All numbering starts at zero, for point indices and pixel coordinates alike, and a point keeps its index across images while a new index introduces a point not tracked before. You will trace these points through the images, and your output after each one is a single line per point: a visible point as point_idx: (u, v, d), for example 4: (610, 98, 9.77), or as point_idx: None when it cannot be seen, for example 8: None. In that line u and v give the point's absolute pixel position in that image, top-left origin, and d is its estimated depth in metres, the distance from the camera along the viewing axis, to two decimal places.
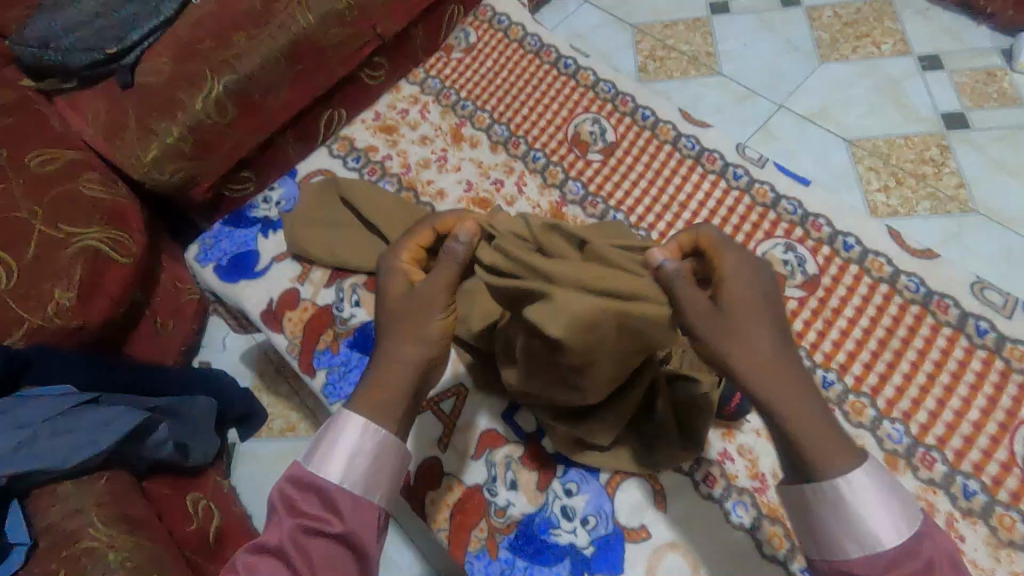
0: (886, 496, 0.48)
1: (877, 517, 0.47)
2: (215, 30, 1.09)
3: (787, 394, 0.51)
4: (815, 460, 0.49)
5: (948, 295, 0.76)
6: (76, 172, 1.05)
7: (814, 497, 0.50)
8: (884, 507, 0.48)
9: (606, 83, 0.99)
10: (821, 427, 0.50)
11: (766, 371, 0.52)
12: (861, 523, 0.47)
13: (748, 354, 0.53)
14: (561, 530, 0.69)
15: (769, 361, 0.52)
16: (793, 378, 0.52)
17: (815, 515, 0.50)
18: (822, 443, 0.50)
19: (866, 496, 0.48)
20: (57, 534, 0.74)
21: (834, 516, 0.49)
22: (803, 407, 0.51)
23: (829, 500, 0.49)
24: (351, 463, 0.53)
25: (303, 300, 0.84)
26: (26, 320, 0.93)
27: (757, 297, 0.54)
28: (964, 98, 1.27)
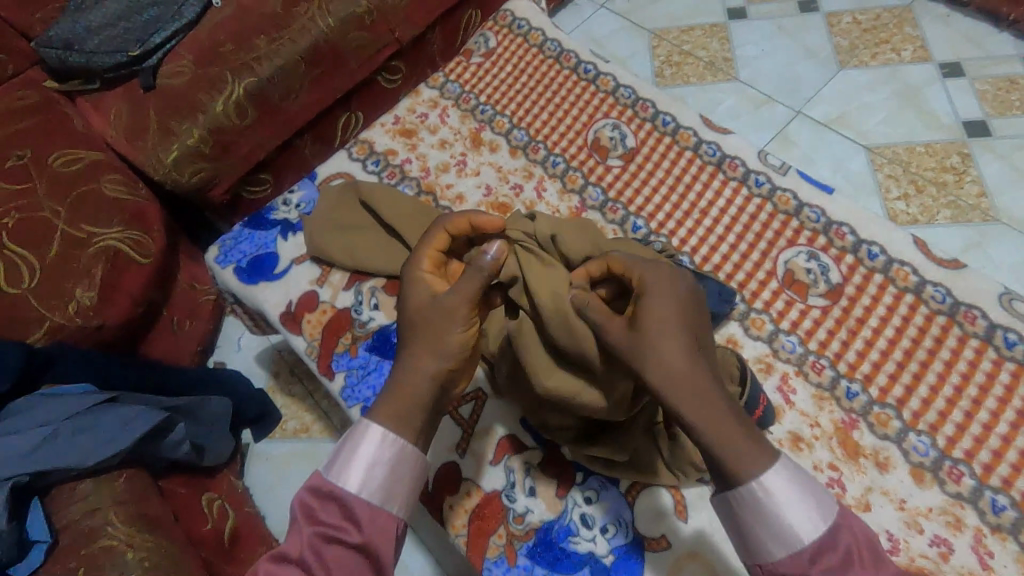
0: (800, 489, 0.50)
1: (794, 514, 0.50)
2: (235, 33, 1.10)
3: (705, 401, 0.53)
4: (732, 463, 0.51)
5: (975, 306, 0.75)
6: (99, 172, 1.06)
7: (733, 501, 0.52)
8: (798, 501, 0.50)
9: (627, 89, 0.99)
10: (734, 432, 0.52)
11: (671, 384, 0.54)
12: (780, 523, 0.50)
13: (660, 363, 0.55)
14: (580, 538, 0.68)
15: (682, 371, 0.54)
16: (699, 383, 0.54)
17: (736, 521, 0.52)
18: (739, 449, 0.51)
19: (783, 493, 0.50)
20: (76, 532, 0.75)
21: (754, 519, 0.51)
22: (718, 415, 0.52)
23: (748, 504, 0.51)
24: (369, 472, 0.54)
25: (322, 303, 0.84)
26: (47, 318, 0.94)
27: (670, 312, 0.56)
28: (985, 105, 1.25)
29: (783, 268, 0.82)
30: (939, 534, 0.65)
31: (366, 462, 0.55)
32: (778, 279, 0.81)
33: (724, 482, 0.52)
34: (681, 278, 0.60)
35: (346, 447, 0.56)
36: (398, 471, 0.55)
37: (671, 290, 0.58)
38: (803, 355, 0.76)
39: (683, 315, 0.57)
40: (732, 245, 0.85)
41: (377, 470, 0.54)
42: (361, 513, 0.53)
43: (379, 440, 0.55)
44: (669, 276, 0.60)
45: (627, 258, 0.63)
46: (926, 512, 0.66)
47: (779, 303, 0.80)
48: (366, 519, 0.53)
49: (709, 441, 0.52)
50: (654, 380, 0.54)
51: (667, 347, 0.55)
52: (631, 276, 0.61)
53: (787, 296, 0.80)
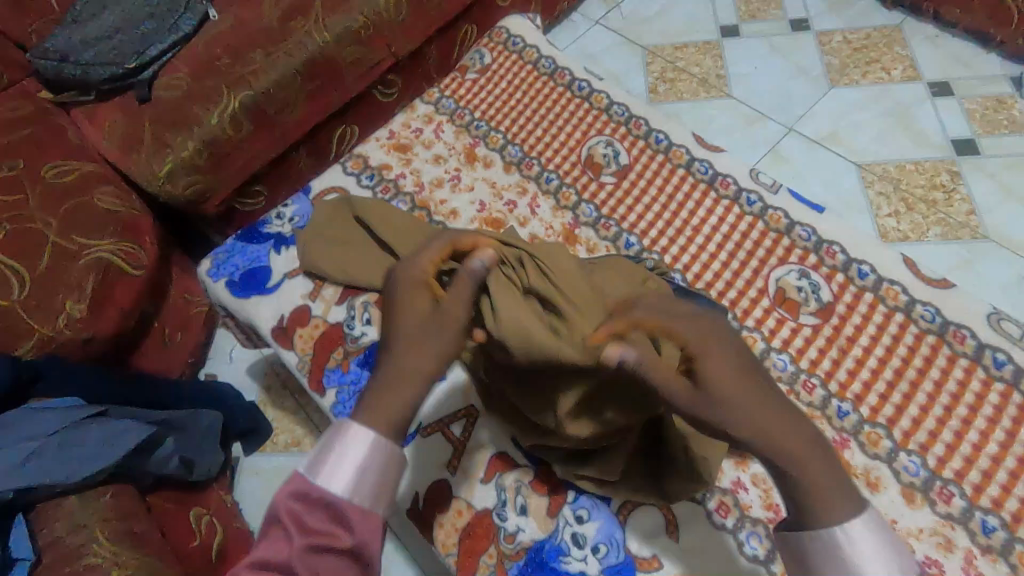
0: (882, 542, 0.48)
1: (876, 568, 0.47)
2: (231, 47, 1.11)
3: (791, 444, 0.50)
4: (823, 515, 0.49)
5: (965, 326, 0.75)
6: (92, 184, 1.06)
7: (808, 542, 0.49)
8: (877, 550, 0.47)
9: (620, 106, 1.00)
10: (828, 482, 0.50)
11: (766, 440, 0.50)
12: (855, 569, 0.47)
13: (752, 417, 0.51)
14: (571, 558, 0.68)
15: (772, 423, 0.51)
16: (792, 435, 0.51)
17: (808, 560, 0.49)
18: (826, 495, 0.49)
19: (862, 541, 0.47)
20: (60, 550, 0.73)
21: (831, 565, 0.48)
22: (809, 458, 0.50)
23: (827, 549, 0.48)
24: (357, 474, 0.51)
25: (314, 318, 0.84)
26: (36, 331, 0.93)
27: (730, 361, 0.53)
28: (973, 124, 1.27)
29: (775, 286, 0.82)
30: (931, 555, 0.65)
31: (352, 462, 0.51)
32: (769, 297, 0.82)
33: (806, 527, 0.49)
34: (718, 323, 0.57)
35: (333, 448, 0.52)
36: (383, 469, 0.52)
37: (716, 338, 0.55)
38: (794, 373, 0.76)
39: (745, 363, 0.54)
40: (724, 263, 0.86)
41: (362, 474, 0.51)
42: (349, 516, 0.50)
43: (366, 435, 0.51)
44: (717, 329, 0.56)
45: (660, 314, 0.57)
46: (918, 532, 0.66)
47: (771, 321, 0.80)
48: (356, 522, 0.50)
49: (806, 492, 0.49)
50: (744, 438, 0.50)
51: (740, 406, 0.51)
52: (671, 327, 0.56)
53: (779, 314, 0.80)
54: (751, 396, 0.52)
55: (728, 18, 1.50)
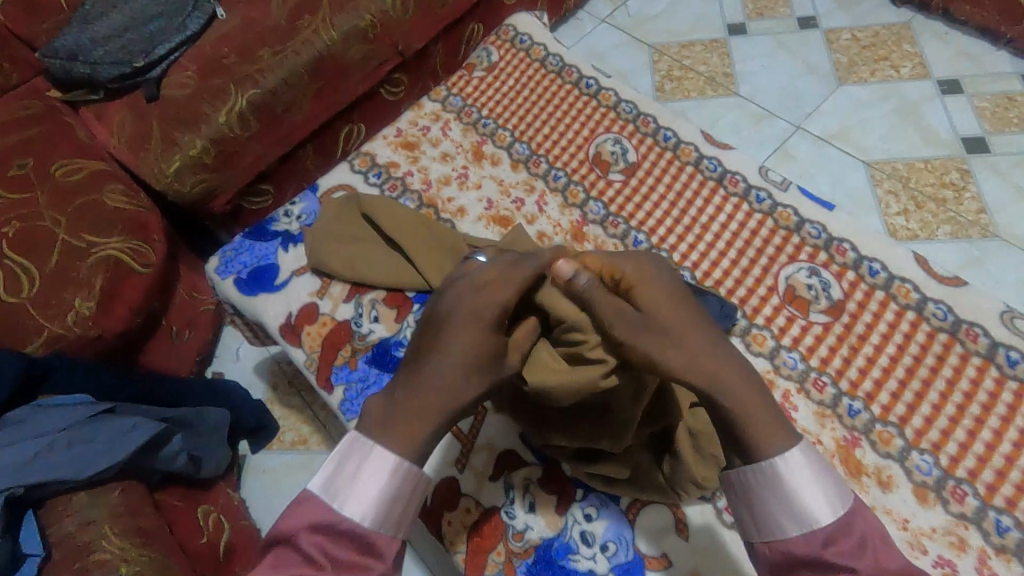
0: (817, 472, 0.51)
1: (809, 494, 0.50)
2: (239, 46, 1.11)
3: (726, 376, 0.53)
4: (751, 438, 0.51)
5: (977, 324, 0.74)
6: (101, 182, 1.07)
7: (751, 477, 0.52)
8: (815, 482, 0.50)
9: (628, 104, 0.99)
10: (762, 413, 0.52)
11: (710, 376, 0.53)
12: (797, 500, 0.50)
13: (678, 354, 0.53)
14: (580, 556, 0.68)
15: (700, 352, 0.54)
16: (729, 372, 0.53)
17: (750, 493, 0.52)
18: (760, 427, 0.51)
19: (801, 471, 0.50)
20: (70, 545, 0.73)
21: (771, 493, 0.51)
22: (738, 385, 0.53)
23: (766, 478, 0.51)
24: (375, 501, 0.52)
25: (322, 315, 0.84)
26: (46, 327, 0.94)
27: (664, 296, 0.56)
28: (984, 122, 1.26)
29: (785, 284, 0.82)
30: (943, 555, 0.64)
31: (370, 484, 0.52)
32: (779, 295, 0.81)
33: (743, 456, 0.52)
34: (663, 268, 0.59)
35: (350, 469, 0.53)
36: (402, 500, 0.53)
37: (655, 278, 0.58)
38: (805, 372, 0.76)
39: (678, 298, 0.57)
40: (733, 261, 0.85)
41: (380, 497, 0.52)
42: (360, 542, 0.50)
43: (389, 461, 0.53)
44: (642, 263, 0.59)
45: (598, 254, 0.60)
46: (930, 532, 0.66)
47: (781, 319, 0.79)
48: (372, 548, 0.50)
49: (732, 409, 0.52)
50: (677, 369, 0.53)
51: (691, 345, 0.54)
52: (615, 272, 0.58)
53: (789, 312, 0.80)
54: (689, 334, 0.54)
55: (735, 16, 1.50)
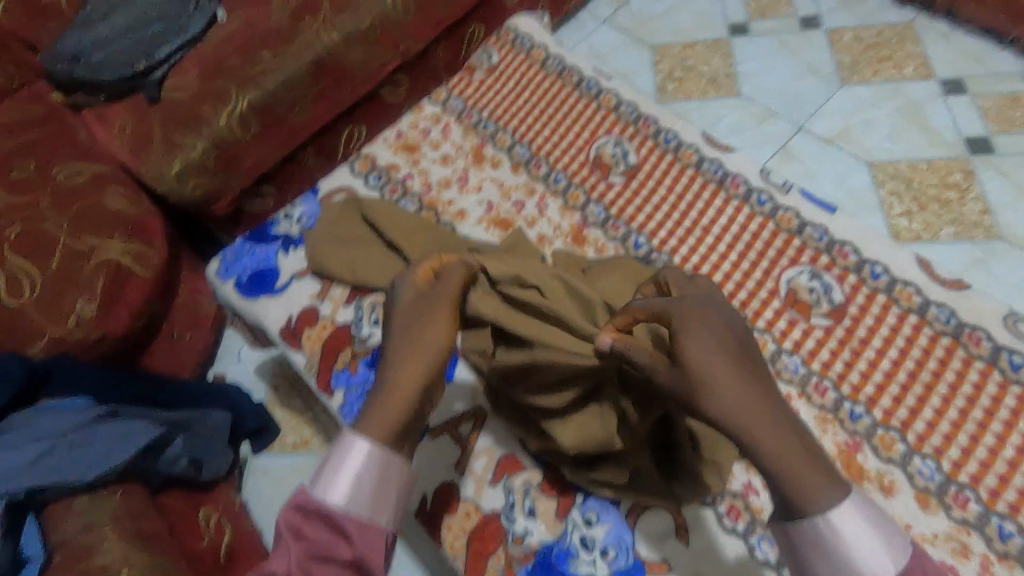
0: (874, 527, 0.45)
1: (863, 553, 0.44)
2: (240, 48, 1.11)
3: (760, 427, 0.46)
4: (795, 491, 0.45)
5: (980, 328, 0.74)
6: (103, 185, 1.07)
7: (800, 538, 0.45)
8: (872, 538, 0.44)
9: (629, 106, 0.99)
10: (806, 470, 0.45)
11: (746, 422, 0.46)
12: (854, 560, 0.44)
13: (734, 378, 0.47)
14: (580, 560, 0.68)
15: (746, 393, 0.46)
16: (767, 418, 0.46)
17: (802, 554, 0.46)
18: (805, 478, 0.45)
19: (856, 530, 0.44)
20: (70, 549, 0.74)
21: (825, 554, 0.44)
22: (776, 438, 0.45)
23: (820, 538, 0.45)
24: (355, 486, 0.51)
25: (322, 318, 0.84)
26: (47, 330, 0.94)
27: (706, 332, 0.48)
28: (987, 122, 1.25)
29: (786, 287, 0.81)
30: (946, 560, 0.64)
31: (350, 473, 0.51)
32: (780, 298, 0.81)
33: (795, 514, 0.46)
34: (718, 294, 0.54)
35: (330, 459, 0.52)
36: (385, 482, 0.52)
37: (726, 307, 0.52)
38: (806, 376, 0.76)
39: (728, 330, 0.49)
40: (734, 263, 0.85)
41: (362, 484, 0.51)
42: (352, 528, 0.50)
43: (364, 443, 0.52)
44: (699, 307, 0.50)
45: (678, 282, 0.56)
46: (932, 537, 0.65)
47: (782, 322, 0.79)
48: (355, 534, 0.50)
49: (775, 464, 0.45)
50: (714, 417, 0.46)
51: (721, 384, 0.46)
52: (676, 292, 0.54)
53: (790, 315, 0.79)
54: (724, 376, 0.47)
55: (737, 16, 1.49)
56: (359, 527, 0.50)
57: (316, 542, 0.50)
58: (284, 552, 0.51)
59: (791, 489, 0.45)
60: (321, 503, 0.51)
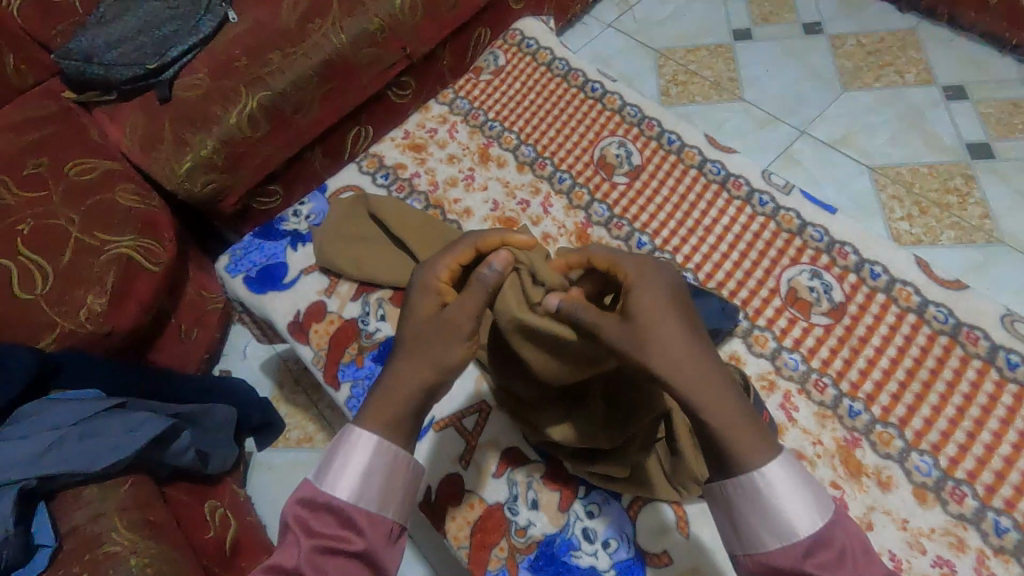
0: (797, 484, 0.50)
1: (788, 506, 0.49)
2: (250, 48, 1.13)
3: (695, 372, 0.51)
4: (732, 449, 0.50)
5: (978, 327, 0.75)
6: (114, 182, 1.08)
7: (731, 491, 0.51)
8: (795, 493, 0.50)
9: (633, 108, 1.01)
10: (740, 423, 0.51)
11: (676, 367, 0.51)
12: (779, 513, 0.49)
13: (658, 346, 0.52)
14: (582, 552, 0.69)
15: (679, 351, 0.52)
16: (705, 371, 0.51)
17: (731, 508, 0.52)
18: (742, 437, 0.50)
19: (783, 486, 0.50)
20: (80, 537, 0.75)
21: (750, 506, 0.50)
22: (715, 390, 0.51)
23: (746, 492, 0.50)
24: (364, 482, 0.53)
25: (330, 313, 0.85)
26: (58, 323, 0.95)
27: (662, 290, 0.55)
28: (988, 128, 1.26)
29: (787, 286, 0.82)
30: (942, 555, 0.65)
31: (356, 469, 0.53)
32: (781, 297, 0.82)
33: (724, 470, 0.51)
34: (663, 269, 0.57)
35: (333, 457, 0.54)
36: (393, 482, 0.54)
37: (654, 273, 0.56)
38: (806, 373, 0.77)
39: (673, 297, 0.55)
40: (736, 263, 0.86)
41: (372, 479, 0.53)
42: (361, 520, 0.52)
43: (369, 440, 0.54)
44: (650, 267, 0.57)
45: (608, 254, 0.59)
46: (929, 532, 0.66)
47: (783, 321, 0.80)
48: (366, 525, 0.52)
49: (714, 424, 0.50)
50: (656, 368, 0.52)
51: (670, 336, 0.52)
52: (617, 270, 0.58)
53: (791, 313, 0.80)
54: (666, 327, 0.53)
55: (741, 21, 1.51)
56: (370, 519, 0.53)
57: (321, 534, 0.51)
58: (290, 545, 0.52)
59: (724, 444, 0.51)
60: (328, 499, 0.53)
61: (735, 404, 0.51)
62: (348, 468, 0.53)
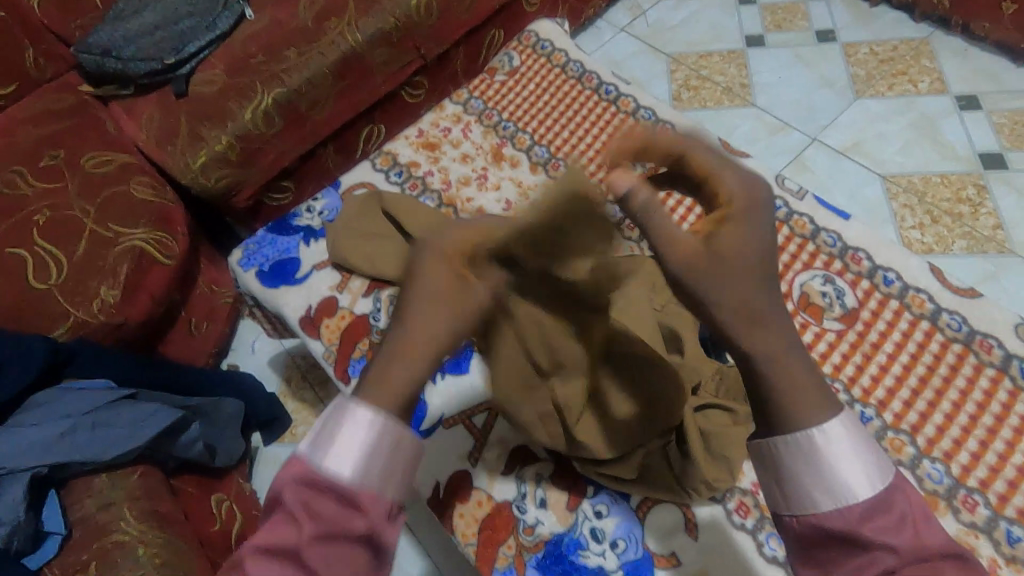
0: (860, 447, 0.44)
1: (848, 466, 0.44)
2: (267, 46, 1.14)
3: (757, 323, 0.45)
4: (790, 406, 0.45)
5: (992, 336, 0.75)
6: (129, 174, 1.09)
7: (782, 449, 0.45)
8: (856, 457, 0.44)
9: (646, 111, 1.01)
10: (802, 373, 0.45)
11: (744, 317, 0.45)
12: (833, 474, 0.44)
13: (730, 292, 0.46)
14: (590, 552, 0.69)
15: (754, 296, 0.45)
16: (764, 307, 0.46)
17: (781, 466, 0.45)
18: (801, 392, 0.45)
19: (841, 445, 0.44)
20: (89, 526, 0.75)
21: (803, 464, 0.45)
22: (772, 334, 0.45)
23: (803, 448, 0.45)
24: (362, 456, 0.43)
25: (341, 309, 0.86)
26: (71, 313, 0.96)
27: (749, 228, 0.46)
28: (1002, 138, 1.26)
29: (799, 290, 0.82)
30: None
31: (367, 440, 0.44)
32: (793, 301, 0.81)
33: (774, 426, 0.46)
34: (771, 203, 0.48)
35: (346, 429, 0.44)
36: (389, 459, 0.44)
37: (763, 216, 0.47)
38: None
39: (754, 229, 0.47)
40: None
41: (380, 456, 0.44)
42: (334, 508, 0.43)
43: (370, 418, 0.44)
44: (740, 181, 0.49)
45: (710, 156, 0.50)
46: None
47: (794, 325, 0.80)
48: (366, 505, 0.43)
49: (773, 381, 0.45)
50: (716, 306, 0.46)
51: (731, 278, 0.45)
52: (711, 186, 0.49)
53: (803, 318, 0.80)
54: (742, 267, 0.46)
55: (754, 27, 1.51)
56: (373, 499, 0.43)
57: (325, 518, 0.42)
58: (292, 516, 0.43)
59: (783, 403, 0.45)
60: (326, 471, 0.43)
61: (800, 355, 0.46)
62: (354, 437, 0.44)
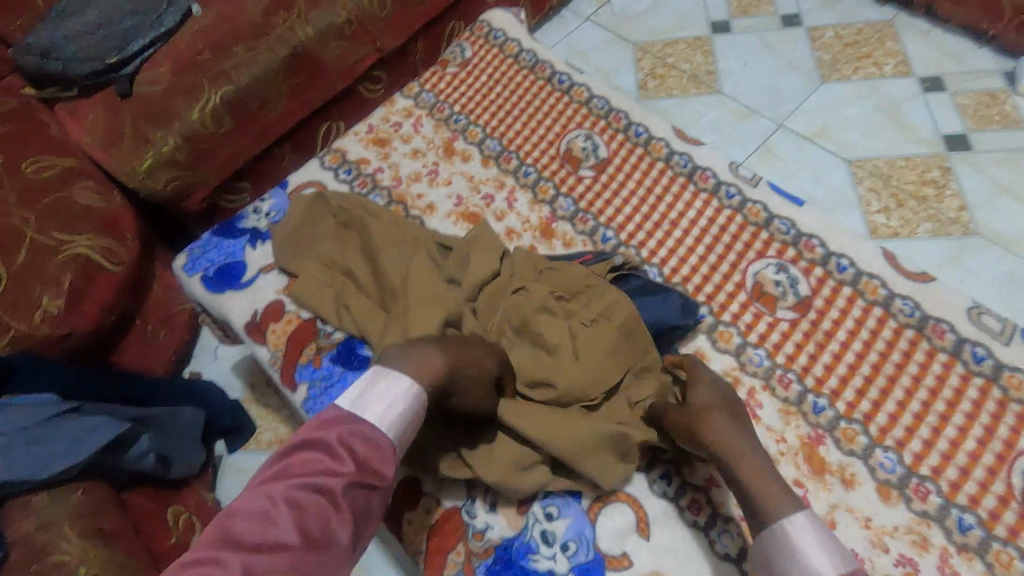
0: (825, 539, 0.53)
1: (814, 553, 0.53)
2: (214, 41, 1.09)
3: (730, 446, 0.63)
4: (762, 502, 0.58)
5: (944, 320, 0.74)
6: (71, 180, 1.06)
7: (766, 544, 0.56)
8: (821, 545, 0.53)
9: (600, 100, 0.99)
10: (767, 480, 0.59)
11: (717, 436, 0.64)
12: (801, 556, 0.53)
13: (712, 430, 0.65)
14: (540, 556, 0.67)
15: (726, 432, 0.64)
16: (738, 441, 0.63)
17: (767, 560, 0.56)
18: (765, 490, 0.58)
19: (807, 534, 0.54)
20: (28, 548, 0.72)
21: (780, 553, 0.54)
22: (746, 456, 0.62)
23: (778, 539, 0.55)
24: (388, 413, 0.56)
25: (287, 313, 0.83)
26: (11, 327, 0.92)
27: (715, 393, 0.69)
28: (965, 119, 1.25)
29: (752, 280, 0.81)
30: (905, 553, 0.64)
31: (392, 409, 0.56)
32: (746, 291, 0.81)
33: (758, 525, 0.57)
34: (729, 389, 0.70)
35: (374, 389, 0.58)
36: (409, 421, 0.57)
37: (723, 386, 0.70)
38: (771, 369, 0.75)
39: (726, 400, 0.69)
40: (701, 257, 0.84)
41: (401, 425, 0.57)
42: (361, 449, 0.53)
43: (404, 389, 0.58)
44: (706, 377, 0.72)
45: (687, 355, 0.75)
46: (892, 530, 0.65)
47: (747, 316, 0.79)
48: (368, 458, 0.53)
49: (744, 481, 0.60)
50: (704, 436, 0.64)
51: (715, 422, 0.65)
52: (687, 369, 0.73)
53: (756, 308, 0.79)
54: (721, 419, 0.66)
55: (719, 14, 1.49)
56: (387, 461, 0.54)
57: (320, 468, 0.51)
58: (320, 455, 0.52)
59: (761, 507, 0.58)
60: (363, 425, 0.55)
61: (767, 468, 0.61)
62: (388, 400, 0.57)
